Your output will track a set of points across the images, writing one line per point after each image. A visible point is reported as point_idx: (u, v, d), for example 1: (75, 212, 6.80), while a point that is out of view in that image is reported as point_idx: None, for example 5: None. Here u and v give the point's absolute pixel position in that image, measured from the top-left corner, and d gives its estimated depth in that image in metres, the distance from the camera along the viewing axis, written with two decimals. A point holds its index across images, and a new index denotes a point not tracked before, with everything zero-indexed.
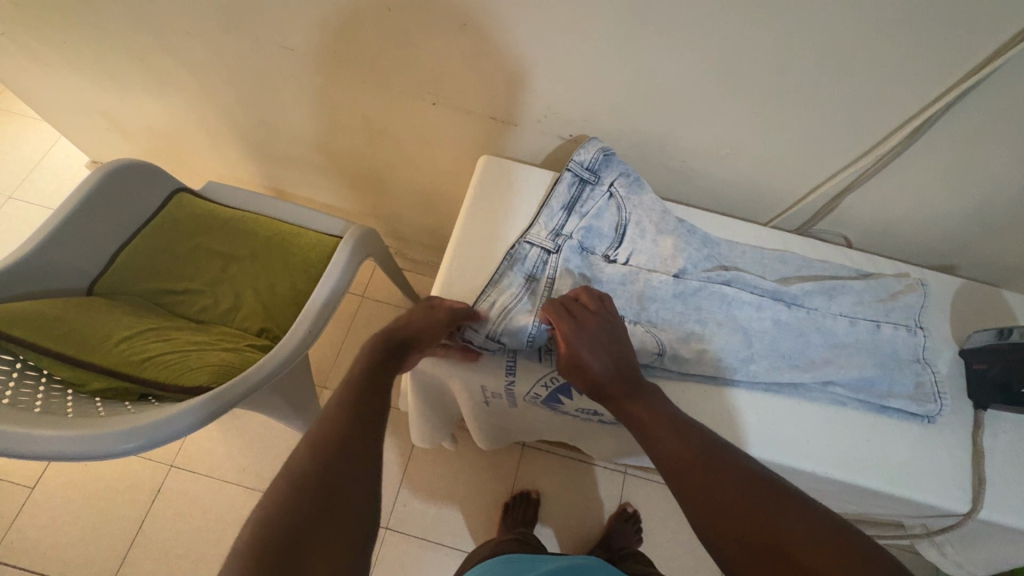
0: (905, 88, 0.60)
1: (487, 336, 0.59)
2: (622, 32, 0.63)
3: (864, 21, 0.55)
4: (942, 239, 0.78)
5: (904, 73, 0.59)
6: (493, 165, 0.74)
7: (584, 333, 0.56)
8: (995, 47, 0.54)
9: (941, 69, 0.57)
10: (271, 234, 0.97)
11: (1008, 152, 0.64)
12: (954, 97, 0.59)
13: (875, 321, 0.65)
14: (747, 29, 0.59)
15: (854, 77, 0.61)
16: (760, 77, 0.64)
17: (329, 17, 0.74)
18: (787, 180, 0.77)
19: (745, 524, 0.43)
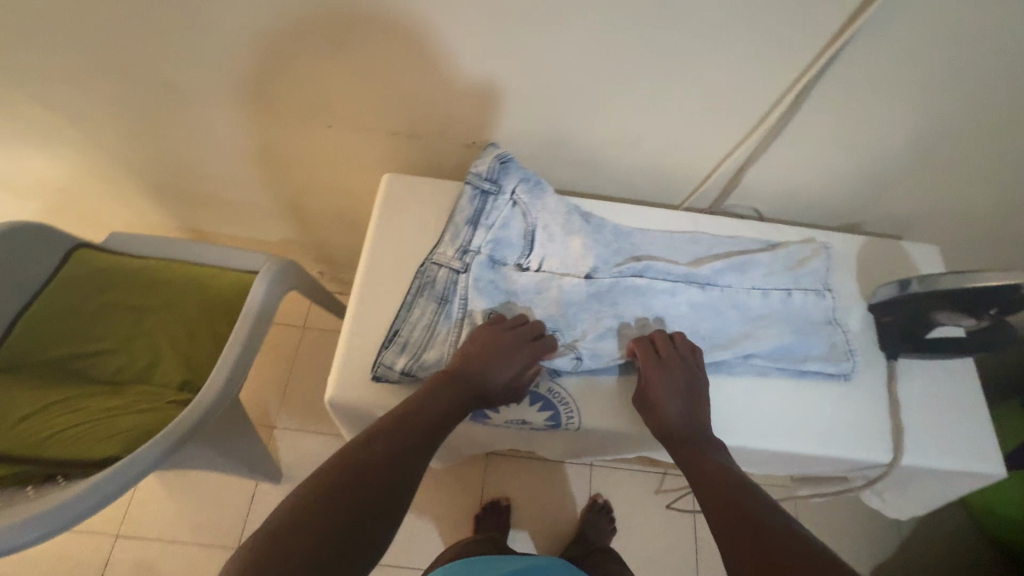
0: (780, 59, 0.62)
1: (401, 373, 0.58)
2: (502, 32, 0.63)
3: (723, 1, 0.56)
4: (842, 201, 0.81)
5: (772, 46, 0.61)
6: (396, 183, 0.72)
7: (664, 374, 0.58)
8: (852, 11, 0.56)
9: (808, 37, 0.59)
10: (184, 280, 0.92)
11: (882, 107, 0.67)
12: (825, 62, 0.61)
13: (786, 289, 0.67)
14: (619, 16, 0.59)
15: (730, 54, 0.62)
16: (644, 62, 0.64)
17: (204, 49, 0.71)
18: (691, 160, 0.78)
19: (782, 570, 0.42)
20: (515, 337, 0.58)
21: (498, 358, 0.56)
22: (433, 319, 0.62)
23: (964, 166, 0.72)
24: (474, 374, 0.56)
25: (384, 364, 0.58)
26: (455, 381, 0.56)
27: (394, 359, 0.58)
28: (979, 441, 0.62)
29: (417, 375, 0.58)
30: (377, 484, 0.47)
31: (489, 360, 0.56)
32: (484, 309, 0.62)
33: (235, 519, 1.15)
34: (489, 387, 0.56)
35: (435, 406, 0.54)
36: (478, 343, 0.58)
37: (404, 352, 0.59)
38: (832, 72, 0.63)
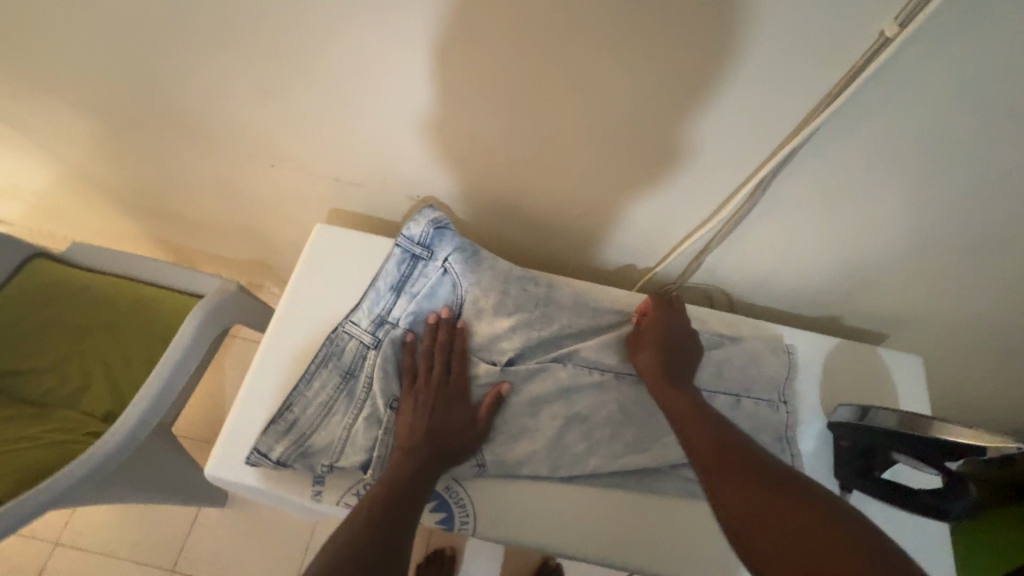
0: (735, 149, 0.55)
1: (277, 463, 0.53)
2: (429, 98, 0.58)
3: (660, 87, 0.50)
4: (819, 296, 0.73)
5: (720, 138, 0.54)
6: (326, 236, 0.67)
7: (667, 320, 0.60)
8: (805, 110, 0.50)
9: (760, 132, 0.53)
10: (131, 301, 0.90)
11: (853, 209, 0.59)
12: (781, 160, 0.54)
13: (734, 395, 0.60)
14: (548, 94, 0.54)
15: (675, 143, 0.56)
16: (582, 142, 0.59)
17: (142, 82, 0.69)
18: (649, 238, 0.71)
19: (787, 528, 0.40)
20: (467, 389, 0.58)
21: (455, 415, 0.55)
22: (331, 396, 0.57)
23: (952, 277, 0.64)
24: (437, 434, 0.54)
25: (259, 451, 0.53)
26: (417, 446, 0.53)
27: (272, 445, 0.54)
28: None
29: (295, 466, 0.54)
30: (379, 557, 0.43)
31: (448, 418, 0.55)
32: (387, 394, 0.56)
33: (174, 539, 1.13)
34: (454, 443, 0.54)
35: (405, 471, 0.51)
36: (430, 403, 0.55)
37: (288, 435, 0.55)
38: (788, 171, 0.56)
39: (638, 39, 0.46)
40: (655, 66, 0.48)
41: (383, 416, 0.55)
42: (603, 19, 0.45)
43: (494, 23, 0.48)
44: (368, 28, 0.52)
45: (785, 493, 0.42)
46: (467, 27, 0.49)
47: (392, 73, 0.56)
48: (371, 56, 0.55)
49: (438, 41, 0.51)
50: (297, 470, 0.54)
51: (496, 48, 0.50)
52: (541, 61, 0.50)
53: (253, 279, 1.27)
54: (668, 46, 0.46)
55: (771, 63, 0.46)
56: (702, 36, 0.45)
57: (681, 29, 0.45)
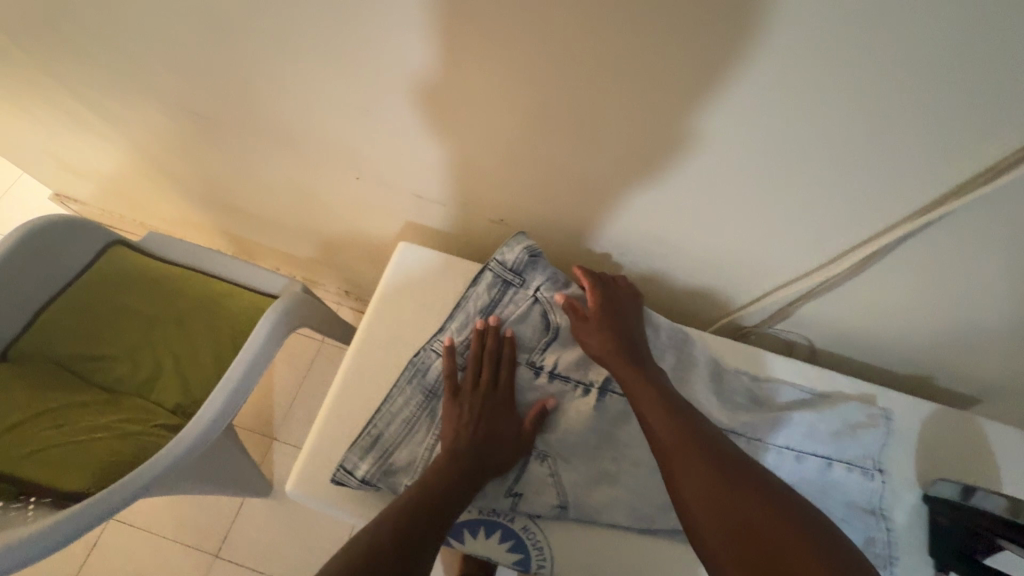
0: (862, 210, 0.52)
1: (361, 481, 0.53)
2: (536, 135, 0.56)
3: (796, 144, 0.47)
4: (913, 355, 0.69)
5: (849, 197, 0.51)
6: (410, 257, 0.67)
7: (619, 301, 0.60)
8: (947, 185, 0.46)
9: (894, 200, 0.49)
10: (201, 295, 0.92)
11: (981, 283, 0.55)
12: (907, 232, 0.51)
13: (825, 458, 0.58)
14: (666, 148, 0.52)
15: (792, 201, 0.53)
16: (690, 192, 0.57)
17: (238, 89, 0.70)
18: (740, 281, 0.68)
19: (757, 532, 0.41)
20: (505, 398, 0.57)
21: (499, 426, 0.55)
22: (414, 415, 0.57)
23: None
24: (474, 440, 0.53)
25: (345, 468, 0.53)
26: (455, 452, 0.52)
27: (357, 463, 0.54)
28: None
29: (378, 486, 0.53)
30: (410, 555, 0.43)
31: (486, 426, 0.54)
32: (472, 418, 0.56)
33: (218, 526, 1.15)
34: (495, 453, 0.54)
35: (441, 473, 0.50)
36: (470, 412, 0.55)
37: (371, 453, 0.54)
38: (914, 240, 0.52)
39: (789, 107, 0.44)
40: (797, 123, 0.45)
41: None
42: (754, 84, 0.43)
43: (628, 81, 0.46)
44: (487, 69, 0.50)
45: (760, 496, 0.43)
46: (598, 80, 0.47)
47: (502, 110, 0.54)
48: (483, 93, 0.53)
49: (553, 83, 0.48)
50: (380, 489, 0.53)
51: (620, 93, 0.47)
52: (671, 117, 0.48)
53: (309, 275, 1.29)
54: (814, 115, 0.44)
55: (930, 135, 0.42)
56: (865, 107, 0.42)
57: (841, 100, 0.42)
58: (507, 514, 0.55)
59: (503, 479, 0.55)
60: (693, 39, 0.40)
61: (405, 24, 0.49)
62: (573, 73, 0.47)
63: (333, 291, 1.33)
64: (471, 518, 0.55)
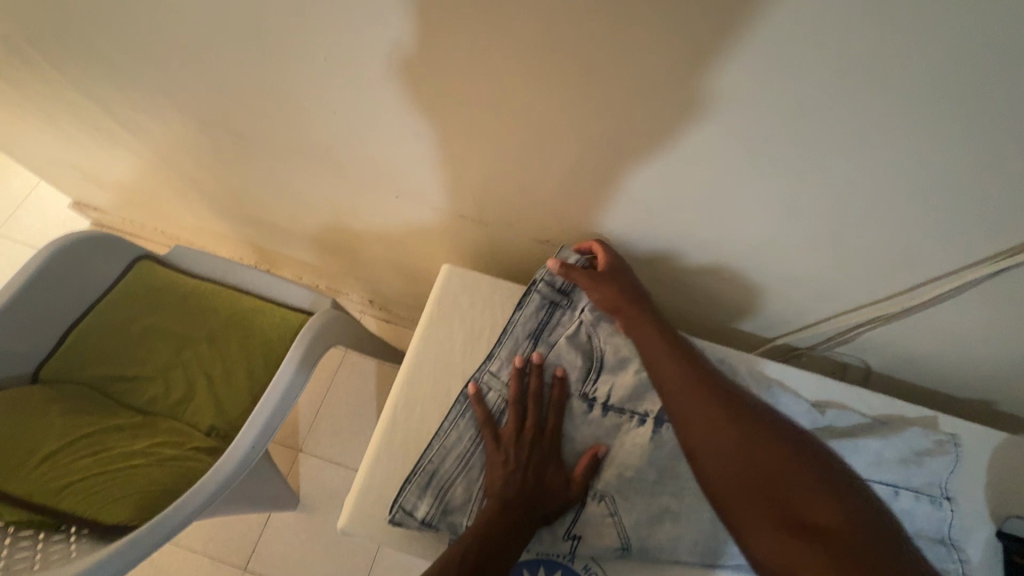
0: (952, 243, 0.50)
1: (421, 523, 0.51)
2: (612, 160, 0.54)
3: (896, 172, 0.45)
4: (977, 382, 0.66)
5: (944, 229, 0.49)
6: (456, 280, 0.65)
7: (619, 262, 0.59)
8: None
9: (991, 235, 0.48)
10: (230, 311, 0.90)
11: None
12: (999, 267, 0.50)
13: (892, 486, 0.56)
14: (758, 181, 0.51)
15: (878, 233, 0.52)
16: (768, 222, 0.55)
17: (276, 108, 0.67)
18: (800, 304, 0.66)
19: (770, 478, 0.46)
20: (553, 438, 0.55)
21: (551, 470, 0.53)
22: (468, 448, 0.55)
23: None
24: (526, 486, 0.51)
25: (404, 509, 0.52)
26: (507, 500, 0.50)
27: (416, 504, 0.52)
28: None
29: (438, 527, 0.52)
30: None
31: (535, 468, 0.53)
32: None
33: (247, 539, 1.15)
34: (549, 498, 0.52)
35: (494, 521, 0.49)
36: (520, 455, 0.53)
37: (427, 494, 0.52)
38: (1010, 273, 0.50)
39: (908, 148, 0.43)
40: (903, 153, 0.43)
41: None
42: (874, 122, 0.41)
43: (728, 108, 0.44)
44: (573, 92, 0.48)
45: (771, 444, 0.48)
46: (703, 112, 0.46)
47: (575, 130, 0.52)
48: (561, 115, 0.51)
49: (644, 107, 0.47)
50: (440, 531, 0.52)
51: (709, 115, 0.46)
52: (771, 150, 0.47)
53: (333, 285, 1.27)
54: (922, 146, 0.42)
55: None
56: (980, 139, 0.40)
57: (970, 143, 0.41)
58: (566, 555, 0.53)
59: (562, 519, 0.53)
60: (830, 76, 0.39)
61: (483, 44, 0.46)
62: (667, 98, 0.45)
63: (356, 301, 1.31)
64: (530, 559, 0.54)
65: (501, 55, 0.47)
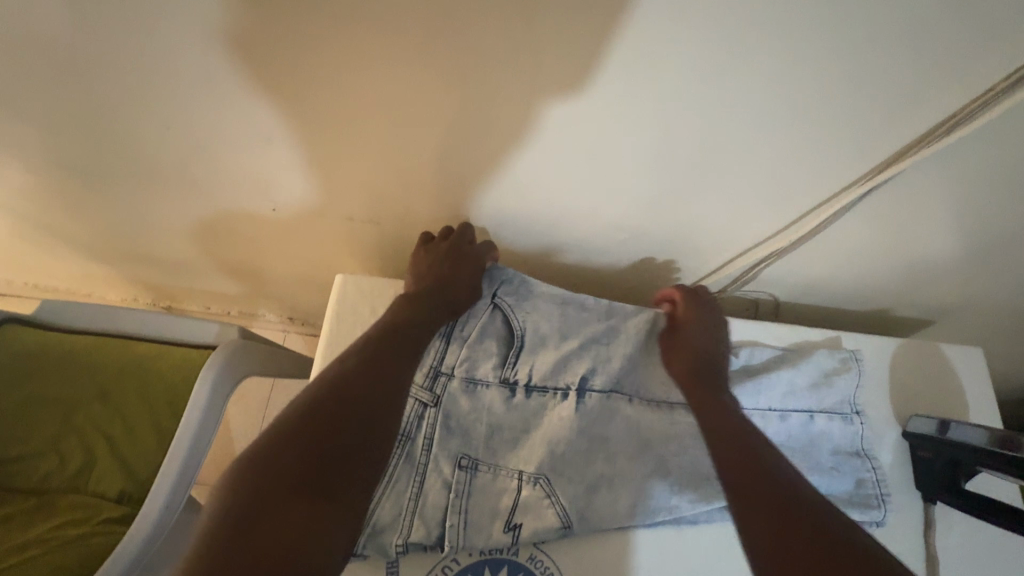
0: (822, 170, 0.52)
1: None
2: (489, 137, 0.51)
3: (761, 110, 0.45)
4: (871, 293, 0.70)
5: (812, 160, 0.51)
6: (353, 287, 0.60)
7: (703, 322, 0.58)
8: (907, 133, 0.47)
9: (854, 155, 0.50)
10: (119, 362, 0.81)
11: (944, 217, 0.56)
12: (863, 190, 0.53)
13: (807, 412, 0.58)
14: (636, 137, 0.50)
15: (756, 172, 0.53)
16: (658, 178, 0.55)
17: (105, 134, 0.59)
18: (702, 252, 0.66)
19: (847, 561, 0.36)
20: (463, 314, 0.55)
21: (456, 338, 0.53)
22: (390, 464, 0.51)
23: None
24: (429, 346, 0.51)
25: None
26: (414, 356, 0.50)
27: None
28: None
29: (363, 552, 0.50)
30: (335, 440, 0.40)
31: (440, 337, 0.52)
32: (452, 454, 0.52)
33: None
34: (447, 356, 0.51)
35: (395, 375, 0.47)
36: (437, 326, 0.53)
37: None
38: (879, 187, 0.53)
39: (774, 81, 0.42)
40: (764, 84, 0.43)
41: (451, 480, 0.51)
42: (736, 58, 0.41)
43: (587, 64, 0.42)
44: (429, 70, 0.44)
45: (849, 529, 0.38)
46: (572, 77, 0.44)
47: (444, 112, 0.49)
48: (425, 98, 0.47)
49: (506, 75, 0.44)
50: (368, 555, 0.50)
51: (568, 74, 0.43)
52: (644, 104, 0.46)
53: (246, 310, 1.18)
54: (785, 76, 0.42)
55: (887, 84, 0.43)
56: (827, 61, 0.41)
57: (820, 64, 0.41)
58: (510, 548, 0.51)
59: (498, 513, 0.51)
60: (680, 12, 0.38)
61: (316, 31, 0.42)
62: (526, 63, 0.42)
63: (275, 321, 1.23)
64: (474, 561, 0.51)
65: (338, 40, 0.42)
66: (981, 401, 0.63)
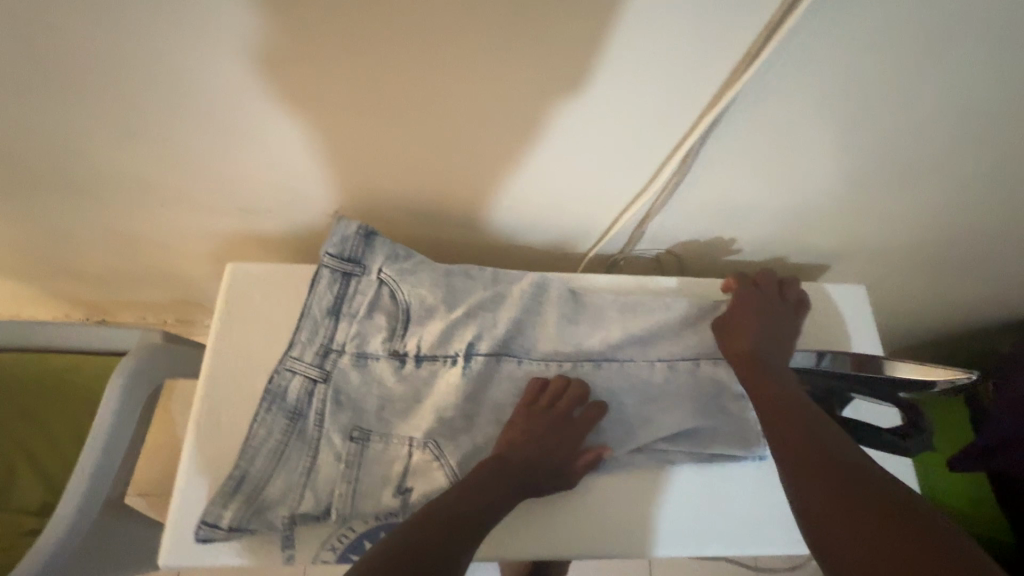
0: (659, 116, 0.50)
1: (229, 531, 0.48)
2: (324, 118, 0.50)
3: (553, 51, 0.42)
4: (763, 242, 0.72)
5: (643, 103, 0.48)
6: (240, 276, 0.60)
7: (766, 313, 0.59)
8: (726, 72, 0.45)
9: (681, 96, 0.47)
10: (22, 376, 0.78)
11: (811, 171, 0.57)
12: (703, 130, 0.50)
13: (693, 359, 0.61)
14: (483, 124, 0.50)
15: (597, 128, 0.51)
16: (518, 155, 0.55)
17: None
18: (587, 213, 0.65)
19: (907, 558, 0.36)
20: (549, 410, 0.56)
21: (541, 445, 0.54)
22: (281, 441, 0.52)
23: (896, 207, 0.65)
24: (518, 465, 0.53)
25: (207, 523, 0.48)
26: (499, 472, 0.52)
27: (220, 513, 0.49)
28: None
29: (249, 528, 0.49)
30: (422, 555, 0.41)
31: (532, 450, 0.54)
32: (344, 427, 0.53)
33: None
34: (537, 475, 0.53)
35: (479, 497, 0.49)
36: (525, 436, 0.54)
37: (234, 499, 0.49)
38: (732, 150, 0.54)
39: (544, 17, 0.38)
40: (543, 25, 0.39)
41: (341, 452, 0.52)
42: (527, 30, 0.40)
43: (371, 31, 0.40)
44: (268, 62, 0.44)
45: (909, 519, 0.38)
46: (377, 58, 0.42)
47: (298, 103, 0.48)
48: (274, 90, 0.46)
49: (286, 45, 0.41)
50: (255, 531, 0.49)
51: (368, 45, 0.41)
52: (478, 94, 0.46)
53: (183, 317, 1.16)
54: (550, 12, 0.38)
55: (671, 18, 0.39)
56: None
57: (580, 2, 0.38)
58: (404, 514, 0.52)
59: (389, 479, 0.52)
60: None
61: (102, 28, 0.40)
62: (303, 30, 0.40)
63: None
64: (369, 528, 0.52)
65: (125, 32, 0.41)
66: (863, 335, 0.66)
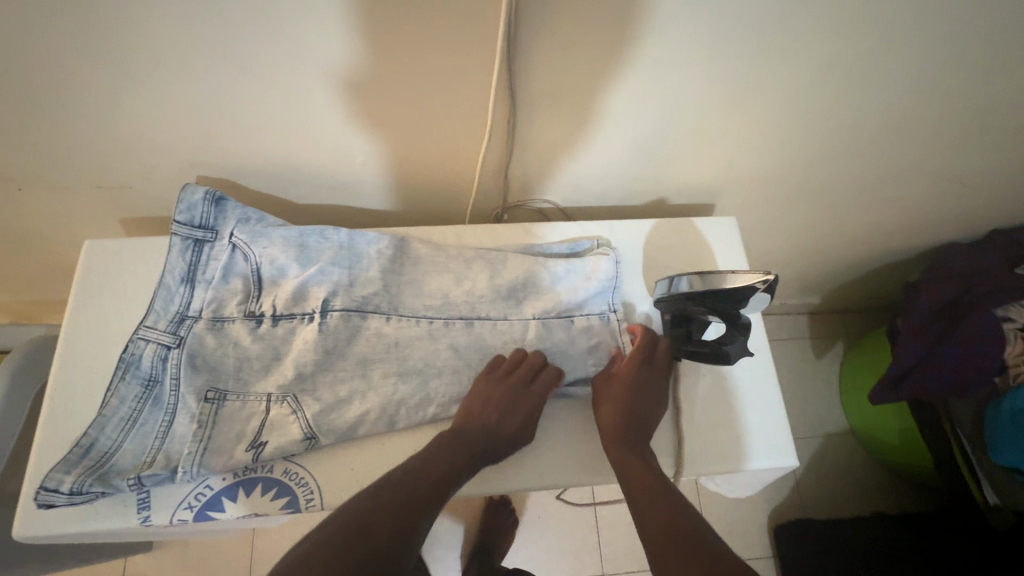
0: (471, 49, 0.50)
1: (72, 494, 0.49)
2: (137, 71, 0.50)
3: None
4: (636, 179, 0.73)
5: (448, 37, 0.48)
6: (98, 253, 0.60)
7: (645, 387, 0.58)
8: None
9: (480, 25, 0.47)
10: None
11: (648, 97, 0.58)
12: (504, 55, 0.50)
13: (566, 316, 0.62)
14: (292, 69, 0.50)
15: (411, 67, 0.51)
16: (350, 106, 0.55)
17: None
18: (450, 165, 0.66)
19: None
20: (514, 378, 0.57)
21: (499, 412, 0.55)
22: (134, 408, 0.52)
23: (750, 133, 0.67)
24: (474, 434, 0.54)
25: (47, 489, 0.49)
26: (457, 439, 0.54)
27: (61, 479, 0.49)
28: (760, 442, 0.60)
29: (95, 491, 0.50)
30: (362, 534, 0.45)
31: (491, 417, 0.55)
32: (196, 388, 0.52)
33: None
34: (496, 441, 0.55)
35: (435, 467, 0.52)
36: (482, 403, 0.56)
37: (77, 466, 0.50)
38: (559, 81, 0.54)
39: None
40: None
41: (194, 414, 0.52)
42: None
43: None
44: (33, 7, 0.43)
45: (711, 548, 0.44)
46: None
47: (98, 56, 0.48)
48: (74, 42, 0.46)
49: None
50: (100, 493, 0.50)
51: None
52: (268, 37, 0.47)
53: None
54: None
55: None
56: None
57: None
58: (262, 467, 0.54)
59: (244, 436, 0.53)
60: None
61: None
62: None
63: None
64: (228, 484, 0.53)
65: None
66: (729, 261, 0.68)
